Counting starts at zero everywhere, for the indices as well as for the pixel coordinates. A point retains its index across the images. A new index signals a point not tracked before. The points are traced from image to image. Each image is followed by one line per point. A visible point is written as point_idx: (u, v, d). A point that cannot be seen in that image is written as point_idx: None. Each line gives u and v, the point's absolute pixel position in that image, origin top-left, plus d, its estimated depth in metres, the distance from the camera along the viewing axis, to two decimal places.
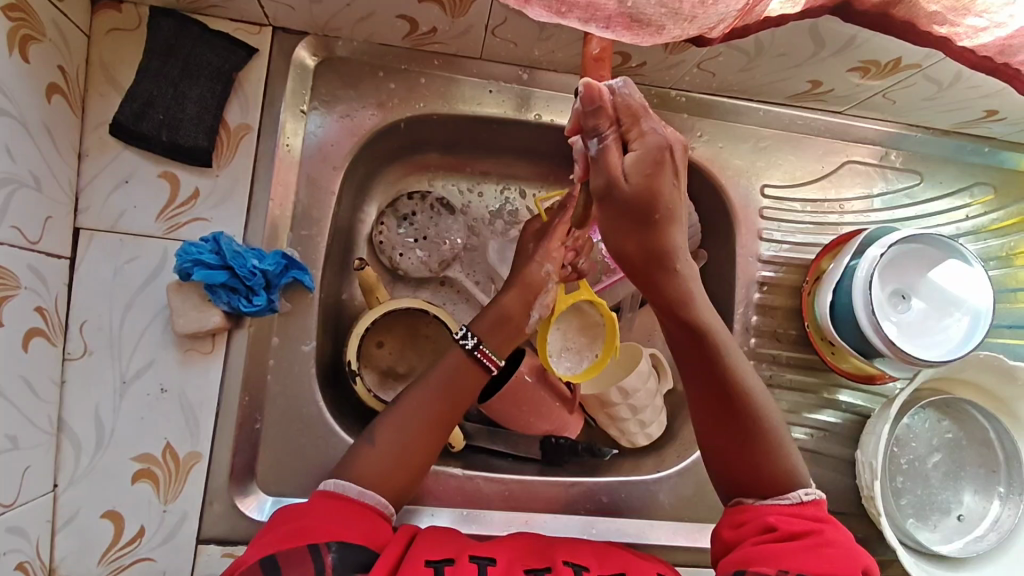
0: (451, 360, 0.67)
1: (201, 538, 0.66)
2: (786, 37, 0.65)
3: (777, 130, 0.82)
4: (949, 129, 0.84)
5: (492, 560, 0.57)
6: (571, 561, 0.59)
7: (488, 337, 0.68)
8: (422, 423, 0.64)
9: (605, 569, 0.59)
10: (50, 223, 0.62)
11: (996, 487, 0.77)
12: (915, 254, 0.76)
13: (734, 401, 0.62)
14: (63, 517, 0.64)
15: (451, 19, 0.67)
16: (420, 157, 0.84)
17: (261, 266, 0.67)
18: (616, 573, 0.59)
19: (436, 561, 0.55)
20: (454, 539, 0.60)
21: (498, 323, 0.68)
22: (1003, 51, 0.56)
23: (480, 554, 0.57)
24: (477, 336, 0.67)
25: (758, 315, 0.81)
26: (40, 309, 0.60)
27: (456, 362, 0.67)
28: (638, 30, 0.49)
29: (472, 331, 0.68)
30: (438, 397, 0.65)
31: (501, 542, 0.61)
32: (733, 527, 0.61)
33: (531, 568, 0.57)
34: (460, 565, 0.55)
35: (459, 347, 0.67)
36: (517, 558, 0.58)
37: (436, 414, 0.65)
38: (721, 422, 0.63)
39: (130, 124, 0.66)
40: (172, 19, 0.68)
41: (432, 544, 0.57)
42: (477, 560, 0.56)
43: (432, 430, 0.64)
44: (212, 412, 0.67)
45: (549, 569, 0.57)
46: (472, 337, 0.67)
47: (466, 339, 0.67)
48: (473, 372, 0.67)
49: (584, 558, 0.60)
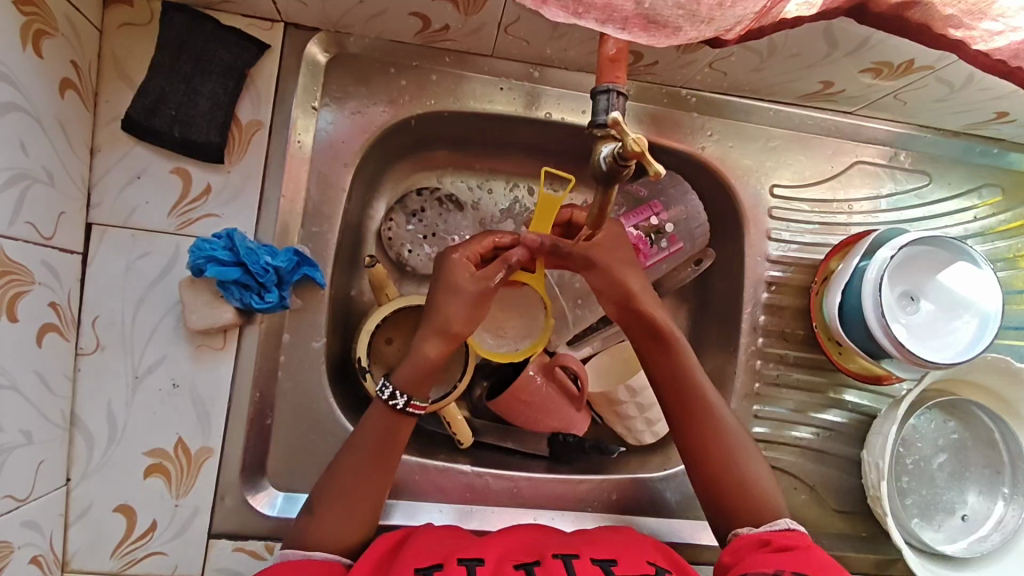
0: (374, 420, 0.64)
1: (212, 533, 0.67)
2: (800, 38, 0.65)
3: (787, 130, 0.82)
4: (959, 131, 0.84)
5: (480, 560, 0.57)
6: (560, 552, 0.59)
7: (414, 388, 0.64)
8: (361, 481, 0.63)
9: (595, 552, 0.60)
10: (63, 219, 0.62)
11: (1000, 488, 0.77)
12: (924, 256, 0.76)
13: (714, 430, 0.67)
14: (76, 511, 0.64)
15: (464, 17, 0.67)
16: (430, 154, 0.84)
17: (274, 262, 0.67)
18: (607, 556, 0.60)
19: (423, 571, 0.55)
20: (443, 541, 0.60)
21: (422, 372, 0.64)
22: (1018, 55, 0.56)
23: (468, 556, 0.58)
24: (405, 391, 0.64)
25: (766, 314, 0.82)
26: (53, 304, 0.61)
27: (382, 416, 0.64)
28: (655, 32, 0.49)
29: (394, 386, 0.64)
30: (368, 456, 0.63)
31: (492, 540, 0.61)
32: (730, 550, 0.62)
33: (521, 563, 0.58)
34: (447, 569, 0.55)
35: (389, 406, 0.64)
36: (507, 555, 0.59)
37: (374, 473, 0.63)
38: (708, 449, 0.67)
39: (142, 120, 0.66)
40: (184, 15, 0.67)
41: (418, 552, 0.58)
42: (465, 563, 0.56)
43: (369, 488, 0.63)
44: (223, 408, 0.68)
45: (538, 562, 0.58)
46: (399, 395, 0.64)
47: (394, 398, 0.64)
48: (401, 427, 0.64)
49: (573, 547, 0.60)
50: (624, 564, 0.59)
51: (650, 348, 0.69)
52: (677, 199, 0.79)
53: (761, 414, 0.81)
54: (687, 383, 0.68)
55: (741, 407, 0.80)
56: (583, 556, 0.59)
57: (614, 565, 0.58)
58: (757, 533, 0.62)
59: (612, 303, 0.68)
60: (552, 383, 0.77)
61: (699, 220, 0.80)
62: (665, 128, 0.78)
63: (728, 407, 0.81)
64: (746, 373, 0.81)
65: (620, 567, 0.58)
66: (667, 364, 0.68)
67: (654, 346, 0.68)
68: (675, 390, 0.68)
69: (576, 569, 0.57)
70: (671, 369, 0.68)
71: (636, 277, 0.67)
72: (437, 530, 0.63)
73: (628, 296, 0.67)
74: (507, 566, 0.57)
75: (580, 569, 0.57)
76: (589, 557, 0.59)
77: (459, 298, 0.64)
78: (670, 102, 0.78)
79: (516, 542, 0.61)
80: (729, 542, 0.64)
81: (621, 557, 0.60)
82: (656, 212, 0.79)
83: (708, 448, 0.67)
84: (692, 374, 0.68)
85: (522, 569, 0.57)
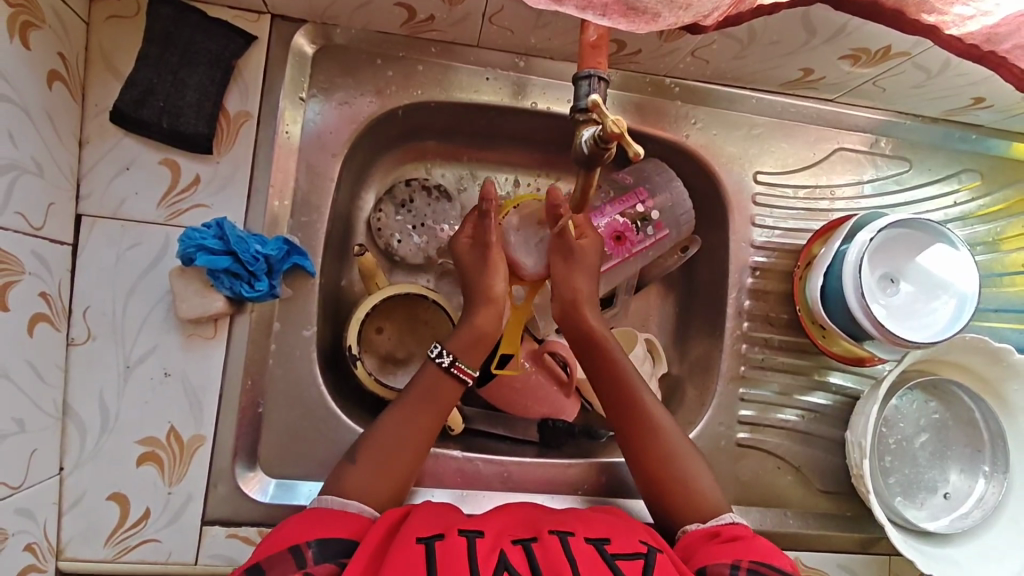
0: (427, 375, 0.69)
1: (205, 521, 0.67)
2: (778, 25, 0.66)
3: (769, 117, 0.83)
4: (938, 117, 0.85)
5: (479, 533, 0.57)
6: (556, 529, 0.59)
7: (462, 353, 0.70)
8: (406, 443, 0.66)
9: (590, 532, 0.60)
10: (52, 209, 0.62)
11: (981, 466, 0.79)
12: (903, 238, 0.77)
13: (651, 428, 0.70)
14: (69, 500, 0.65)
15: (449, 7, 0.68)
16: (418, 144, 0.85)
17: (264, 251, 0.68)
18: (600, 535, 0.60)
19: (426, 538, 0.55)
20: (445, 516, 0.61)
21: (470, 340, 0.71)
22: (990, 39, 0.57)
23: (468, 529, 0.58)
24: (453, 353, 0.70)
25: (751, 299, 0.83)
26: (44, 294, 0.61)
27: (431, 377, 0.69)
28: (634, 18, 0.49)
29: (445, 348, 0.70)
30: (417, 407, 0.68)
31: (491, 518, 0.61)
32: (682, 548, 0.62)
33: (518, 538, 0.58)
34: (449, 538, 0.55)
35: (436, 364, 0.69)
36: (504, 531, 0.59)
37: (424, 431, 0.67)
38: (645, 450, 0.69)
39: (130, 111, 0.67)
40: (171, 7, 0.68)
41: (420, 524, 0.58)
42: (465, 534, 0.57)
43: (418, 429, 0.67)
44: (215, 397, 0.68)
45: (535, 538, 0.58)
46: (446, 355, 0.69)
47: (442, 356, 0.69)
48: (451, 387, 0.69)
49: (568, 525, 0.61)
50: (617, 543, 0.59)
51: (587, 352, 0.73)
52: (662, 186, 0.80)
53: (747, 397, 0.82)
54: (621, 384, 0.71)
55: (727, 391, 0.82)
56: (577, 534, 0.59)
57: (607, 543, 0.58)
58: (705, 527, 0.63)
59: (557, 306, 0.72)
60: (540, 369, 0.79)
61: (684, 206, 0.81)
62: (649, 116, 0.79)
63: (714, 391, 0.82)
64: (732, 358, 0.82)
65: (614, 545, 0.58)
66: (618, 380, 0.72)
67: (592, 352, 0.73)
68: (611, 394, 0.72)
69: (572, 545, 0.57)
70: (607, 375, 0.72)
71: (587, 286, 0.72)
72: (433, 505, 0.63)
73: (574, 303, 0.71)
74: (505, 540, 0.57)
75: (575, 546, 0.56)
76: (582, 535, 0.59)
77: (473, 270, 0.72)
78: (654, 91, 0.79)
79: (514, 521, 0.61)
80: (679, 540, 0.64)
81: (613, 535, 0.60)
82: (642, 200, 0.79)
83: (647, 451, 0.69)
84: (629, 377, 0.71)
85: (520, 544, 0.57)
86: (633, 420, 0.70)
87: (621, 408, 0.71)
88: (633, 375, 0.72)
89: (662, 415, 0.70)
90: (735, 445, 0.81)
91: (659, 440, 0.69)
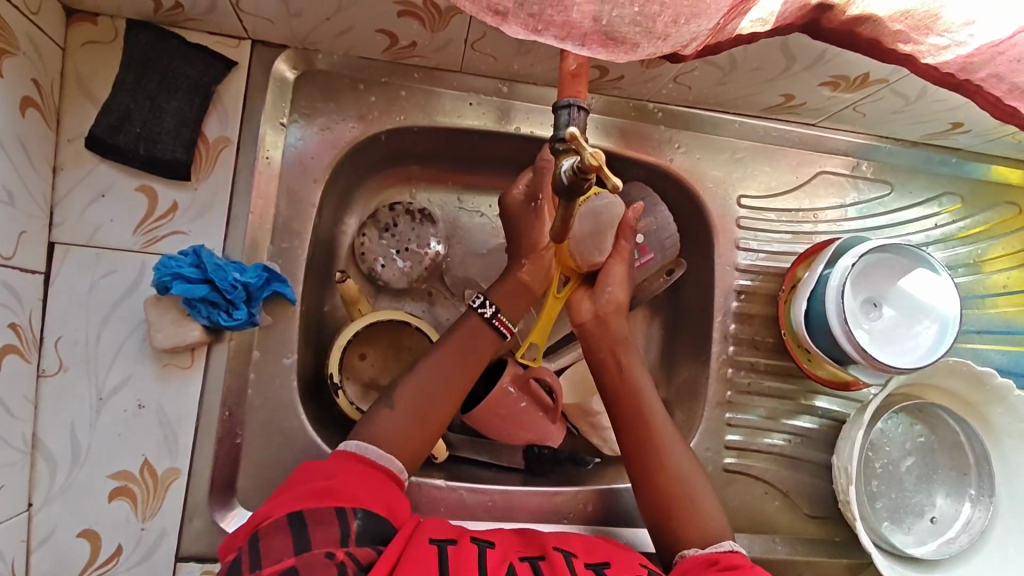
0: (467, 325, 0.71)
1: (180, 557, 0.65)
2: (758, 52, 0.66)
3: (752, 142, 0.83)
4: (917, 141, 0.86)
5: (490, 545, 0.56)
6: (561, 548, 0.58)
7: (501, 304, 0.73)
8: (442, 393, 0.67)
9: (592, 556, 0.59)
10: (23, 238, 0.61)
11: (967, 490, 0.79)
12: (886, 263, 0.78)
13: (660, 440, 0.69)
14: (38, 537, 0.62)
15: (430, 33, 0.67)
16: (402, 168, 0.85)
17: (242, 279, 0.67)
18: (602, 560, 0.58)
19: (439, 541, 0.54)
20: (451, 527, 0.60)
21: (508, 290, 0.74)
22: (965, 69, 0.57)
23: (479, 539, 0.57)
24: (495, 305, 0.72)
25: (737, 323, 0.83)
26: (13, 326, 0.59)
27: (473, 326, 0.71)
28: (613, 48, 0.49)
29: (487, 299, 0.72)
30: (463, 353, 0.69)
31: (496, 536, 0.60)
32: (677, 570, 0.60)
33: (526, 556, 0.56)
34: (461, 544, 0.54)
35: (476, 314, 0.71)
36: (510, 547, 0.58)
37: (459, 379, 0.68)
38: (653, 463, 0.68)
39: (106, 137, 0.66)
40: (149, 32, 0.67)
41: (438, 528, 0.57)
42: (477, 543, 0.56)
43: (464, 378, 0.69)
44: (191, 428, 0.67)
45: (542, 556, 0.57)
46: (489, 305, 0.71)
47: (483, 307, 0.72)
48: (491, 338, 0.71)
49: (569, 546, 0.60)
50: (617, 566, 0.57)
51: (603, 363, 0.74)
52: (647, 210, 0.80)
53: (734, 422, 0.81)
54: (631, 396, 0.71)
55: (713, 415, 0.81)
56: (580, 556, 0.58)
57: (607, 568, 0.57)
58: (702, 554, 0.61)
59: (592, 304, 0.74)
60: (526, 396, 0.78)
61: (669, 231, 0.81)
62: (633, 140, 0.80)
63: (701, 416, 0.81)
64: (718, 382, 0.82)
65: (614, 569, 0.57)
66: (626, 394, 0.72)
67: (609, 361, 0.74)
68: (620, 409, 0.71)
69: (576, 567, 0.55)
70: (620, 388, 0.72)
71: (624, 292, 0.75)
72: (441, 519, 0.61)
73: (617, 308, 0.75)
74: (512, 555, 0.56)
75: (579, 568, 0.55)
76: (585, 560, 0.58)
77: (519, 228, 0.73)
78: (637, 116, 0.80)
79: (515, 539, 0.60)
80: (677, 564, 0.62)
81: (613, 559, 0.58)
82: None
83: (651, 463, 0.68)
84: (643, 393, 0.71)
85: (527, 561, 0.56)
86: (643, 433, 0.69)
87: (630, 420, 0.70)
88: (644, 390, 0.72)
89: (671, 429, 0.70)
90: (722, 471, 0.80)
91: (666, 456, 0.68)
